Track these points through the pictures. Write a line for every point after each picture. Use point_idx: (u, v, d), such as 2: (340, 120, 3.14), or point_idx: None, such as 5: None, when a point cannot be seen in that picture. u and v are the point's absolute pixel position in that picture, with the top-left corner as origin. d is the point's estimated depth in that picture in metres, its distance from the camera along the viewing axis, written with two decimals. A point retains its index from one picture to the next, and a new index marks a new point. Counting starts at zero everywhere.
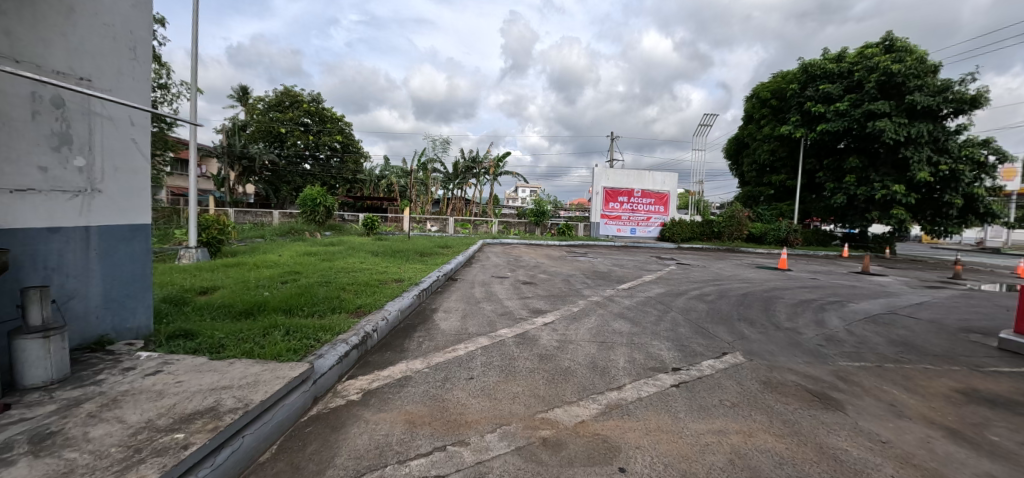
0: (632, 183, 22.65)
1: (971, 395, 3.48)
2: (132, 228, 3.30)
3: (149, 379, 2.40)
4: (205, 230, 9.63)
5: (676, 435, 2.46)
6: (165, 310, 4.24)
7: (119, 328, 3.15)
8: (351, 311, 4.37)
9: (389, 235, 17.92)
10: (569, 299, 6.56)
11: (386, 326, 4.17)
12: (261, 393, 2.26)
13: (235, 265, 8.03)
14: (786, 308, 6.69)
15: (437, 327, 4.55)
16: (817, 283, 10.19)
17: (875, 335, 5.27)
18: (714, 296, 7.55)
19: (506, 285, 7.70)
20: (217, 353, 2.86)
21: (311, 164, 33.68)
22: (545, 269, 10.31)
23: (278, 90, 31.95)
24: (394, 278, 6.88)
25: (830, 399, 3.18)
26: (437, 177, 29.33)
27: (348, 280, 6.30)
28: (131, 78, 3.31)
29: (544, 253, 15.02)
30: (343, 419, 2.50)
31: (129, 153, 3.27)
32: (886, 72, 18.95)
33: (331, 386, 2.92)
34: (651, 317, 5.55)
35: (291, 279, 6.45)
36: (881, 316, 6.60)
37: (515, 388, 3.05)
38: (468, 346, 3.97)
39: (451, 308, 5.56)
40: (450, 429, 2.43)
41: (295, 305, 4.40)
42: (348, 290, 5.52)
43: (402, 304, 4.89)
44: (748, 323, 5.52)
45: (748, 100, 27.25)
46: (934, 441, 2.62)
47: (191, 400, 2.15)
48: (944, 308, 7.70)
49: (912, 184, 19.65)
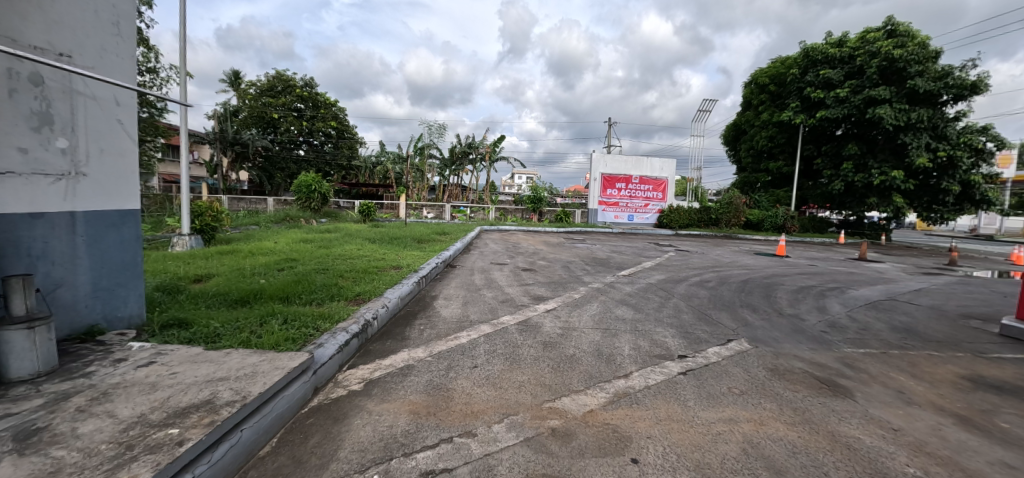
0: (630, 169, 22.51)
1: (978, 381, 3.47)
2: (121, 214, 3.15)
3: (142, 371, 2.30)
4: (198, 217, 9.42)
5: (687, 425, 2.41)
6: (159, 299, 4.12)
7: (110, 317, 3.03)
8: (350, 298, 4.26)
9: (385, 223, 17.71)
10: (570, 286, 6.47)
11: (387, 313, 4.08)
12: (259, 384, 2.17)
13: (229, 252, 7.87)
14: (787, 295, 6.67)
15: (437, 315, 4.48)
16: (816, 270, 10.20)
17: (878, 322, 5.25)
18: (714, 282, 7.52)
19: (506, 271, 7.64)
20: (213, 342, 2.74)
21: (304, 150, 33.34)
22: (544, 256, 10.30)
23: (270, 74, 31.38)
24: (393, 265, 6.74)
25: (838, 386, 3.16)
26: (434, 163, 28.95)
27: (346, 268, 6.15)
28: (116, 55, 3.11)
29: (542, 240, 14.90)
30: (345, 410, 2.43)
31: (116, 134, 3.09)
32: (888, 57, 18.76)
33: (331, 376, 2.82)
34: (653, 304, 5.49)
35: (287, 266, 6.31)
36: (882, 302, 6.59)
37: (520, 377, 2.98)
38: (471, 334, 3.89)
39: (451, 295, 5.46)
40: (455, 420, 2.36)
41: (294, 293, 4.30)
42: (345, 277, 5.38)
43: (402, 291, 4.80)
44: (751, 310, 5.48)
45: (747, 85, 26.94)
46: (945, 428, 2.60)
47: (186, 393, 2.06)
48: (943, 294, 7.70)
49: (908, 171, 19.60)
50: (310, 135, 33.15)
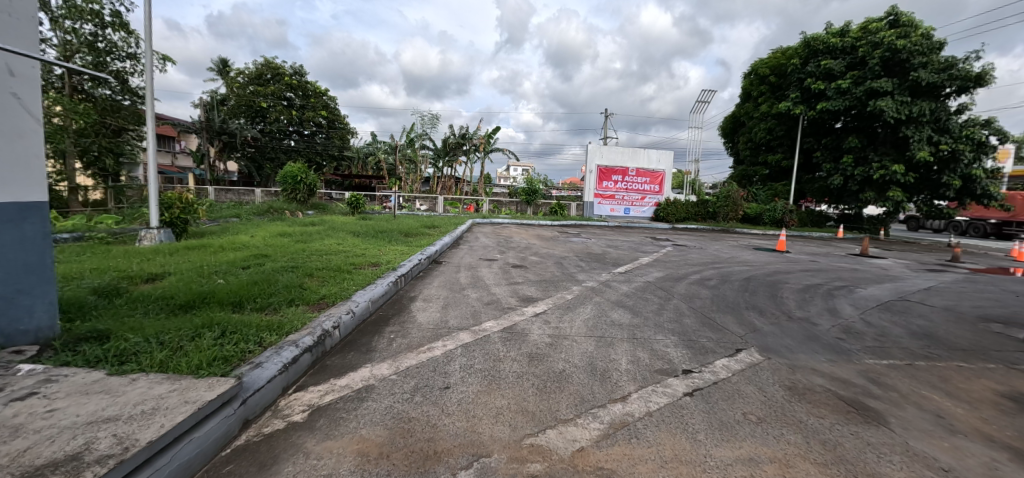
0: (627, 161, 22.01)
1: (1020, 400, 3.06)
2: (21, 207, 2.62)
3: (11, 407, 1.80)
4: (167, 209, 8.79)
5: (698, 469, 1.95)
6: (88, 302, 3.59)
7: (7, 332, 2.52)
8: (312, 303, 3.75)
9: (375, 215, 17.15)
10: (562, 285, 6.01)
11: (352, 320, 3.59)
12: (154, 428, 1.68)
13: (198, 247, 7.32)
14: (793, 294, 6.27)
15: (412, 321, 3.98)
16: (819, 266, 9.82)
17: (895, 327, 4.86)
18: (716, 280, 7.09)
19: (495, 268, 7.17)
20: (122, 364, 2.23)
21: (294, 140, 32.55)
22: (537, 251, 9.83)
23: (258, 62, 30.38)
24: (371, 262, 6.23)
25: (869, 411, 2.74)
26: (427, 154, 28.29)
27: (318, 265, 5.64)
28: (9, 15, 2.57)
29: (536, 233, 14.44)
30: (277, 452, 1.94)
31: (11, 112, 2.57)
32: (891, 47, 18.26)
33: (270, 404, 2.32)
34: (652, 306, 5.04)
35: (255, 263, 5.79)
36: (894, 303, 6.21)
37: (498, 402, 2.51)
38: (447, 344, 3.42)
39: (431, 296, 4.97)
40: (414, 464, 1.89)
41: (249, 296, 3.80)
42: (314, 277, 4.86)
43: (374, 293, 4.30)
44: (758, 313, 5.06)
45: (746, 76, 26.38)
46: (1003, 467, 2.17)
47: (51, 443, 1.57)
48: (953, 293, 7.35)
49: (909, 164, 19.27)
50: (300, 125, 32.31)
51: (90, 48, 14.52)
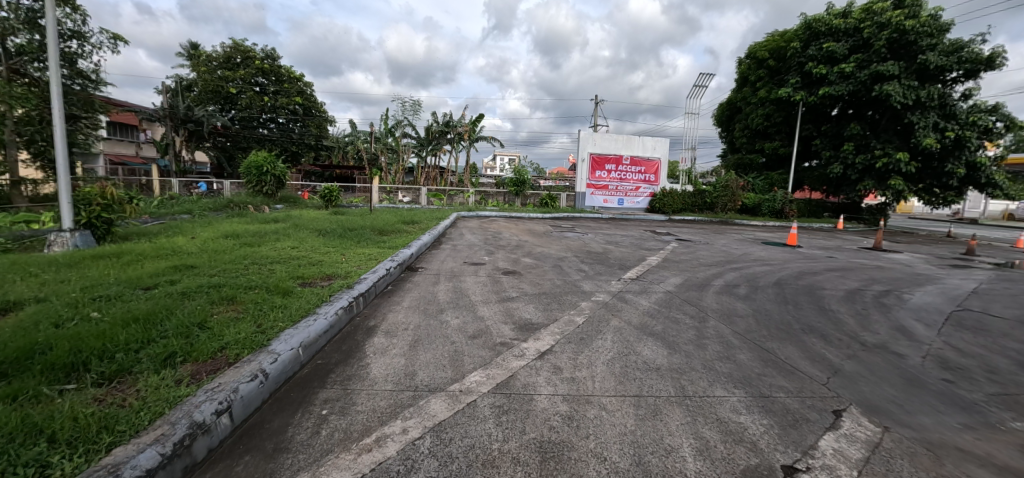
0: (621, 149, 20.86)
1: None
2: None
3: None
4: (85, 207, 7.22)
5: None
6: None
7: None
8: (201, 360, 2.44)
9: (351, 209, 15.66)
10: (566, 301, 4.81)
11: (261, 390, 2.31)
12: None
13: (112, 255, 5.87)
14: (844, 307, 5.18)
15: (362, 376, 2.72)
16: (843, 264, 8.87)
17: (994, 355, 3.78)
18: (745, 288, 5.99)
19: (482, 276, 5.94)
20: None
21: (267, 129, 30.40)
22: (530, 250, 8.66)
23: (225, 43, 28.02)
24: (324, 275, 4.89)
25: None
26: (409, 143, 26.70)
27: (248, 282, 4.28)
28: None
29: (527, 228, 13.17)
30: None
31: None
32: (898, 28, 17.34)
33: None
34: (688, 333, 3.87)
35: (167, 280, 4.40)
36: (960, 314, 5.21)
37: None
38: (409, 429, 2.16)
39: (396, 328, 3.67)
40: None
41: (106, 351, 2.46)
42: (232, 305, 3.53)
43: (309, 332, 3.01)
44: (821, 338, 3.95)
45: (742, 61, 25.39)
46: None
47: None
48: (1008, 298, 6.40)
49: (912, 151, 18.53)
50: (274, 112, 30.07)
51: (29, 25, 12.50)
